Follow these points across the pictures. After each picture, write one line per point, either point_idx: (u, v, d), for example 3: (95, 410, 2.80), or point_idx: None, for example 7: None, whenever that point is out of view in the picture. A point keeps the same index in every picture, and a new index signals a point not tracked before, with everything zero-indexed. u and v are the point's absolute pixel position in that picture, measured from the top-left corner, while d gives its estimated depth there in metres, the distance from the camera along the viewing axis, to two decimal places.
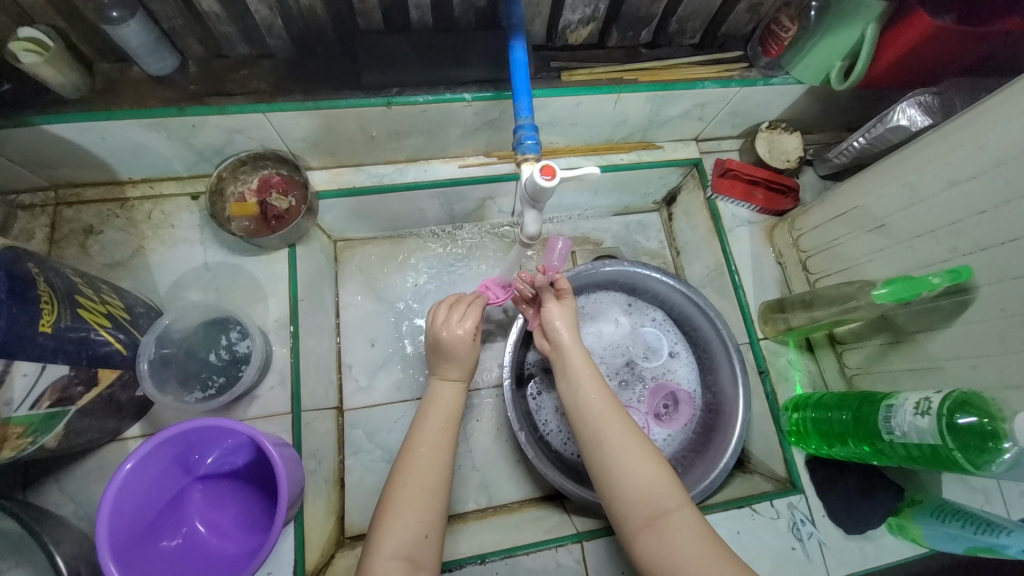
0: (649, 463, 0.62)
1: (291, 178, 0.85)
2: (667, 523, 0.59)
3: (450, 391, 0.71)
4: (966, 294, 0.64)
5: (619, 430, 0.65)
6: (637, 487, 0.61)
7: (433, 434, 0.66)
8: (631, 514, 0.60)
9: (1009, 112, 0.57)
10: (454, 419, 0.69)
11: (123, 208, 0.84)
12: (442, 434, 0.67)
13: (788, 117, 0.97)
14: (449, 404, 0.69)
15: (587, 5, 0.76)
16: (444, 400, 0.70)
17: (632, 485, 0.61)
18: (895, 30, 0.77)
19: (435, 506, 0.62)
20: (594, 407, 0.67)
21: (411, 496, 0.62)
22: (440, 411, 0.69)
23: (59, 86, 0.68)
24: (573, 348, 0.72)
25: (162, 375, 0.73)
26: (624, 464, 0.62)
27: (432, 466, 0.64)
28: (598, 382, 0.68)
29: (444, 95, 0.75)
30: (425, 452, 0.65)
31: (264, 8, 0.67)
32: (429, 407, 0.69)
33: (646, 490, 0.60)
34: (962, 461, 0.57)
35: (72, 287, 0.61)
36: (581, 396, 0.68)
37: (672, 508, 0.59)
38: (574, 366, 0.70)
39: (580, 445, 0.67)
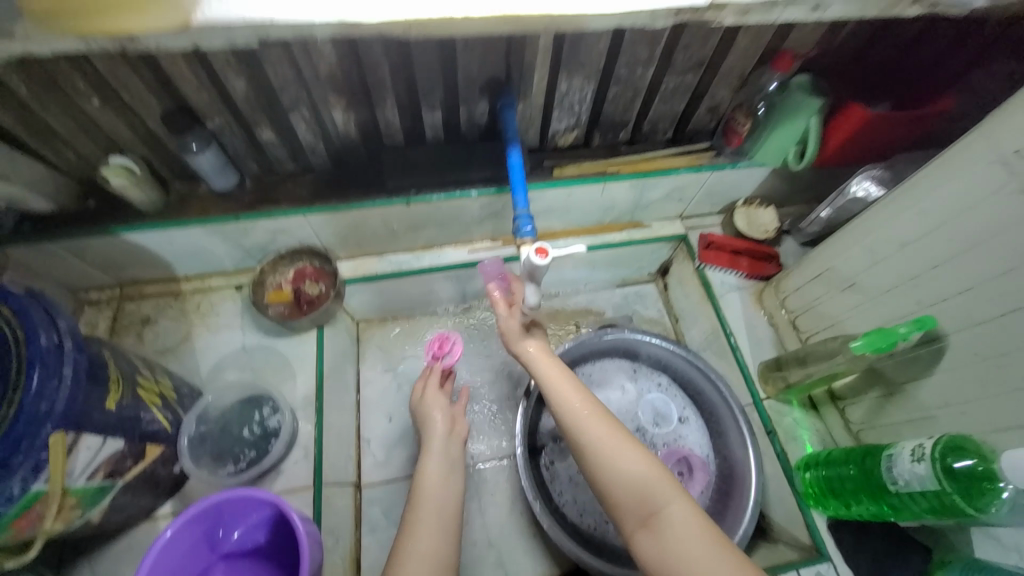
0: (635, 459, 0.62)
1: (322, 268, 0.97)
2: (660, 519, 0.57)
3: (438, 450, 0.78)
4: (939, 342, 0.69)
5: (602, 433, 0.64)
6: (625, 485, 0.60)
7: (431, 491, 0.73)
8: (626, 514, 0.60)
9: (931, 185, 0.66)
10: (449, 476, 0.76)
11: (176, 300, 0.96)
12: (437, 496, 0.72)
13: (761, 194, 1.09)
14: (438, 464, 0.77)
15: (571, 116, 0.92)
16: (433, 463, 0.77)
17: (621, 485, 0.60)
18: (838, 119, 0.90)
19: (446, 561, 0.66)
20: (575, 414, 0.67)
21: (419, 555, 0.65)
22: (432, 469, 0.76)
23: (141, 203, 0.83)
24: (546, 359, 0.74)
25: (198, 450, 0.81)
26: (610, 465, 0.62)
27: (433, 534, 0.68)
28: (574, 388, 0.69)
29: (454, 193, 0.89)
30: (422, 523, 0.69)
31: (310, 135, 0.84)
32: (422, 472, 0.76)
33: (635, 486, 0.60)
34: (966, 506, 0.58)
35: (135, 370, 0.70)
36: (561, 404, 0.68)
37: (661, 505, 0.58)
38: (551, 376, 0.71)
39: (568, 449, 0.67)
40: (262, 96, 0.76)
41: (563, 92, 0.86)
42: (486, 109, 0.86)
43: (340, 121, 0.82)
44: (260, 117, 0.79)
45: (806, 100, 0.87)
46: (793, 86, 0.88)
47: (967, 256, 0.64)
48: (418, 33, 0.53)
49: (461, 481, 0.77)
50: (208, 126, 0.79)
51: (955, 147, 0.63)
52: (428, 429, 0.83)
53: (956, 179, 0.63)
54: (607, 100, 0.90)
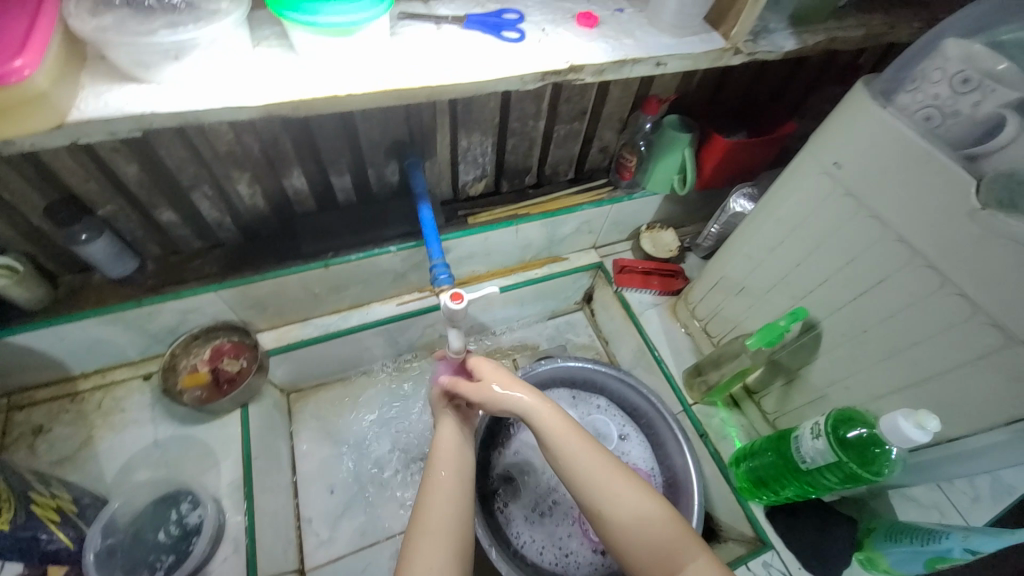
0: (657, 512, 0.61)
1: (241, 341, 0.93)
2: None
3: (453, 425, 0.71)
4: (815, 329, 0.78)
5: (628, 487, 0.62)
6: (649, 541, 0.58)
7: (448, 475, 0.65)
8: (648, 572, 0.58)
9: (779, 197, 0.78)
10: (464, 459, 0.68)
11: (73, 401, 0.87)
12: (458, 469, 0.66)
13: (660, 219, 1.21)
14: (456, 439, 0.70)
15: (477, 168, 0.98)
16: (449, 436, 0.70)
17: (642, 539, 0.59)
18: (706, 149, 1.03)
19: (459, 555, 0.59)
20: (593, 467, 0.63)
21: (432, 548, 0.58)
22: (449, 442, 0.69)
23: (24, 302, 0.76)
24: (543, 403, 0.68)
25: (107, 567, 0.71)
26: (634, 522, 0.59)
27: (452, 513, 0.62)
28: (589, 439, 0.66)
29: (373, 251, 0.91)
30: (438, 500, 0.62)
31: (216, 211, 0.83)
32: (438, 444, 0.69)
33: (659, 542, 0.58)
34: (862, 472, 0.65)
35: (26, 486, 0.62)
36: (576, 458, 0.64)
37: (687, 560, 0.57)
38: (552, 422, 0.66)
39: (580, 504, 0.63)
40: (158, 178, 0.75)
41: (464, 147, 0.92)
42: (394, 169, 0.90)
43: (246, 194, 0.82)
44: (159, 199, 0.78)
45: (677, 135, 0.99)
46: (665, 125, 1.01)
47: (817, 254, 0.75)
48: (308, 111, 0.56)
49: (474, 457, 0.70)
50: (100, 213, 0.76)
51: (791, 165, 0.76)
52: (440, 400, 0.74)
53: (796, 191, 0.75)
54: (507, 151, 0.97)
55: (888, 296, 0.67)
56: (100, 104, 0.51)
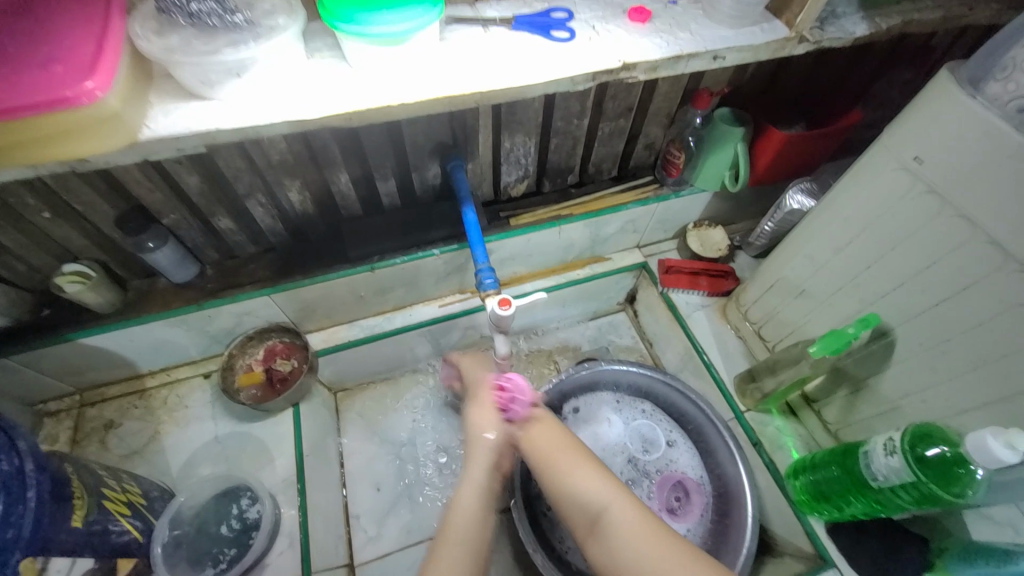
0: (589, 471, 0.66)
1: (294, 343, 0.96)
2: (608, 522, 0.61)
3: (482, 472, 0.69)
4: (888, 336, 0.73)
5: (562, 453, 0.69)
6: (579, 495, 0.64)
7: (468, 524, 0.65)
8: (578, 522, 0.64)
9: (848, 195, 0.73)
10: (486, 509, 0.67)
11: (141, 398, 0.93)
12: (473, 522, 0.65)
13: (708, 216, 1.15)
14: (479, 488, 0.68)
15: (519, 169, 0.97)
16: (472, 484, 0.68)
17: (575, 497, 0.64)
18: (759, 142, 0.98)
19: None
20: (530, 438, 0.71)
21: None
22: (470, 492, 0.67)
23: (98, 305, 0.81)
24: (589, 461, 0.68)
25: (174, 557, 0.75)
26: (566, 481, 0.66)
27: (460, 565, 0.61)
28: (534, 416, 0.74)
29: (417, 254, 0.92)
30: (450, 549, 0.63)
31: (268, 217, 0.85)
32: (461, 492, 0.68)
33: (588, 497, 0.64)
34: (944, 494, 0.60)
35: (99, 482, 0.67)
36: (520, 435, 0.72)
37: (608, 507, 0.62)
38: (594, 480, 0.65)
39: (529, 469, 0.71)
40: (215, 187, 0.78)
41: (507, 149, 0.91)
42: (437, 172, 0.90)
43: (296, 200, 0.84)
44: (216, 207, 0.81)
45: (729, 129, 0.94)
46: (716, 118, 0.96)
47: (893, 255, 0.69)
48: (359, 121, 0.56)
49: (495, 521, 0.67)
50: (163, 222, 0.80)
51: (862, 161, 0.70)
52: (475, 444, 0.72)
53: (868, 187, 0.70)
54: (550, 150, 0.95)
55: (976, 304, 0.61)
56: (166, 121, 0.53)
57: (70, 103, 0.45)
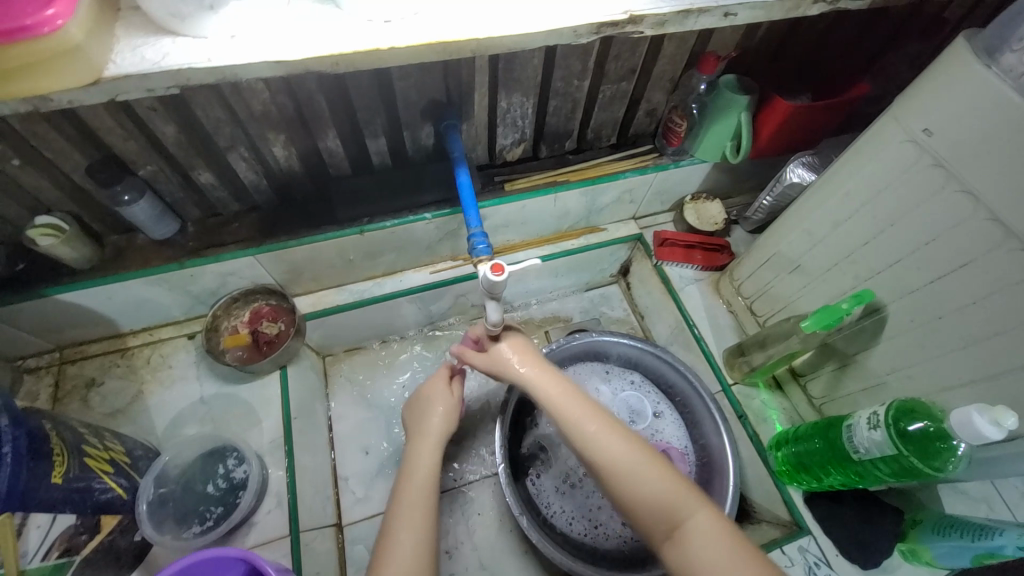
0: (661, 476, 0.62)
1: (279, 305, 0.95)
2: (686, 533, 0.58)
3: (430, 449, 0.73)
4: (879, 313, 0.73)
5: (632, 453, 0.63)
6: (651, 502, 0.60)
7: (416, 494, 0.67)
8: (652, 528, 0.60)
9: (855, 167, 0.70)
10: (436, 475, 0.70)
11: (123, 357, 0.91)
12: (426, 490, 0.68)
13: (706, 189, 1.13)
14: (432, 458, 0.72)
15: (516, 131, 0.93)
16: (421, 466, 0.70)
17: (645, 503, 0.60)
18: (764, 113, 0.95)
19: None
20: (594, 435, 0.66)
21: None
22: (422, 464, 0.71)
23: (73, 260, 0.78)
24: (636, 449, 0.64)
25: (160, 514, 0.76)
26: (637, 486, 0.61)
27: (417, 533, 0.63)
28: (594, 410, 0.68)
29: (408, 218, 0.89)
30: (405, 522, 0.64)
31: (252, 173, 0.82)
32: (411, 464, 0.71)
33: (662, 502, 0.60)
34: (924, 467, 0.62)
35: (80, 439, 0.65)
36: (582, 432, 0.66)
37: (686, 517, 0.58)
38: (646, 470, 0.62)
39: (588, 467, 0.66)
40: (195, 138, 0.74)
41: (504, 109, 0.87)
42: (430, 131, 0.86)
43: (281, 156, 0.80)
44: (196, 160, 0.76)
45: (735, 97, 0.91)
46: (722, 85, 0.93)
47: (893, 231, 0.68)
48: (347, 66, 0.53)
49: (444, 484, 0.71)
50: (140, 174, 0.76)
51: (868, 133, 0.68)
52: (429, 414, 0.77)
53: (876, 160, 0.68)
54: (548, 113, 0.92)
55: (973, 281, 0.61)
56: (136, 58, 0.49)
57: (31, 33, 0.41)
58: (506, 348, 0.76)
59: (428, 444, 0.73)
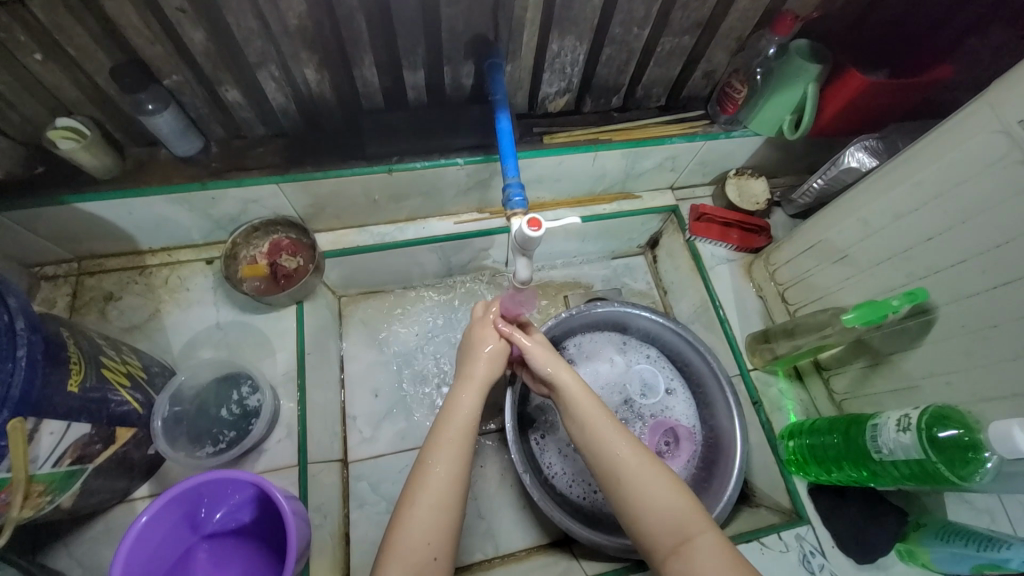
0: (674, 492, 0.62)
1: (299, 240, 0.92)
2: (692, 548, 0.58)
3: (471, 395, 0.70)
4: (928, 314, 0.70)
5: (646, 466, 0.64)
6: (664, 515, 0.61)
7: (453, 434, 0.67)
8: (659, 542, 0.60)
9: (934, 155, 0.65)
10: (474, 420, 0.69)
11: (141, 275, 0.90)
12: (465, 434, 0.67)
13: (753, 165, 1.06)
14: (474, 405, 0.70)
15: (562, 79, 0.87)
16: (463, 412, 0.69)
17: (657, 516, 0.61)
18: (834, 86, 0.87)
19: (446, 525, 0.62)
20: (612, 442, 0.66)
21: (424, 511, 0.61)
22: (464, 413, 0.69)
23: (94, 168, 0.75)
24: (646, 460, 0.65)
25: (174, 432, 0.77)
26: (649, 497, 0.62)
27: (453, 473, 0.64)
28: (610, 421, 0.68)
29: (439, 161, 0.84)
30: (441, 458, 0.65)
31: (281, 95, 0.77)
32: (452, 410, 0.69)
33: (672, 518, 0.60)
34: (949, 474, 0.61)
35: (97, 351, 0.65)
36: (598, 438, 0.67)
37: (696, 533, 0.59)
38: (660, 484, 0.63)
39: (599, 475, 0.66)
40: (223, 49, 0.69)
41: (553, 53, 0.80)
42: (472, 70, 0.80)
43: (313, 79, 0.75)
44: (224, 74, 0.72)
45: (805, 64, 0.83)
46: (793, 50, 0.84)
47: (962, 229, 0.64)
48: None
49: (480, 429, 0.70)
50: (165, 83, 0.72)
51: (952, 120, 0.63)
52: (473, 362, 0.73)
53: (960, 149, 0.62)
54: (600, 62, 0.85)
55: None
56: None
57: None
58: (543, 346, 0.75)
59: (469, 387, 0.71)
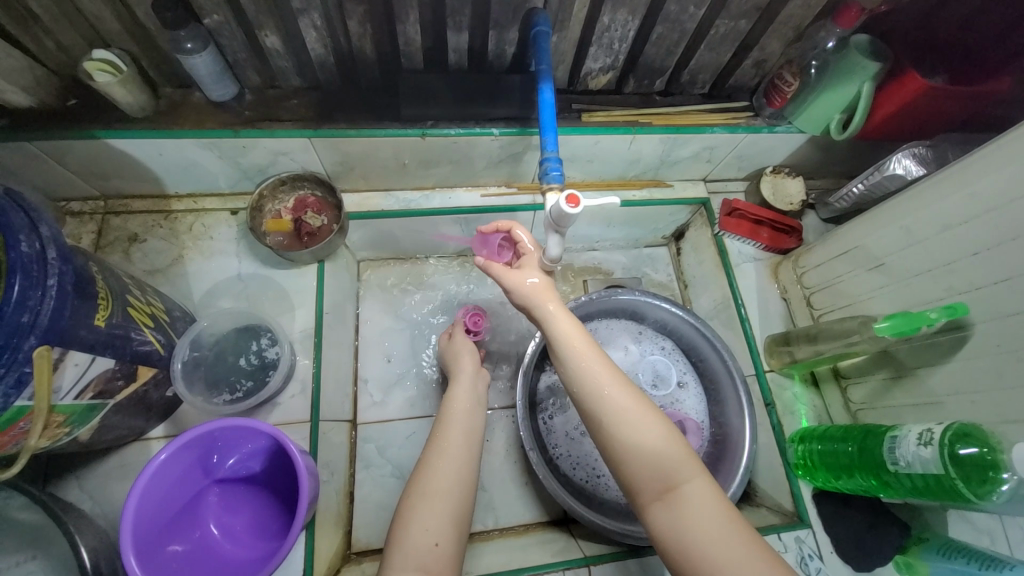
0: (664, 435, 0.58)
1: (325, 199, 0.91)
2: (679, 494, 0.55)
3: (466, 390, 0.76)
4: (963, 330, 0.69)
5: (631, 406, 0.59)
6: (649, 458, 0.57)
7: (455, 424, 0.71)
8: (643, 486, 0.57)
9: (993, 166, 0.63)
10: (474, 411, 0.74)
11: (166, 219, 0.89)
12: (464, 420, 0.72)
13: (791, 164, 1.03)
14: (468, 396, 0.75)
15: (608, 56, 0.84)
16: (458, 405, 0.74)
17: (643, 457, 0.57)
18: (890, 87, 0.83)
19: (455, 513, 0.62)
20: (602, 386, 0.61)
21: (425, 501, 0.62)
22: (460, 401, 0.74)
23: (127, 105, 0.74)
24: (635, 402, 0.60)
25: (191, 377, 0.78)
26: (636, 441, 0.58)
27: (456, 462, 0.66)
28: (602, 354, 0.63)
29: (474, 130, 0.82)
30: (441, 451, 0.67)
31: (320, 46, 0.75)
32: (449, 403, 0.75)
33: (659, 460, 0.57)
34: (966, 491, 0.60)
35: (124, 288, 0.65)
36: (583, 373, 0.62)
37: (683, 480, 0.56)
38: (649, 426, 0.59)
39: (582, 412, 0.62)
40: None
41: (603, 26, 0.77)
42: (517, 37, 0.77)
43: (355, 32, 0.73)
44: (265, 17, 0.70)
45: (864, 61, 0.79)
46: (852, 44, 0.80)
47: (1012, 246, 0.62)
48: None
49: (483, 417, 0.75)
50: (205, 22, 0.70)
51: (1010, 137, 0.61)
52: (460, 365, 0.82)
53: (1022, 161, 0.60)
54: (650, 41, 0.81)
55: None
56: None
57: None
58: (535, 278, 0.68)
59: (465, 384, 0.77)
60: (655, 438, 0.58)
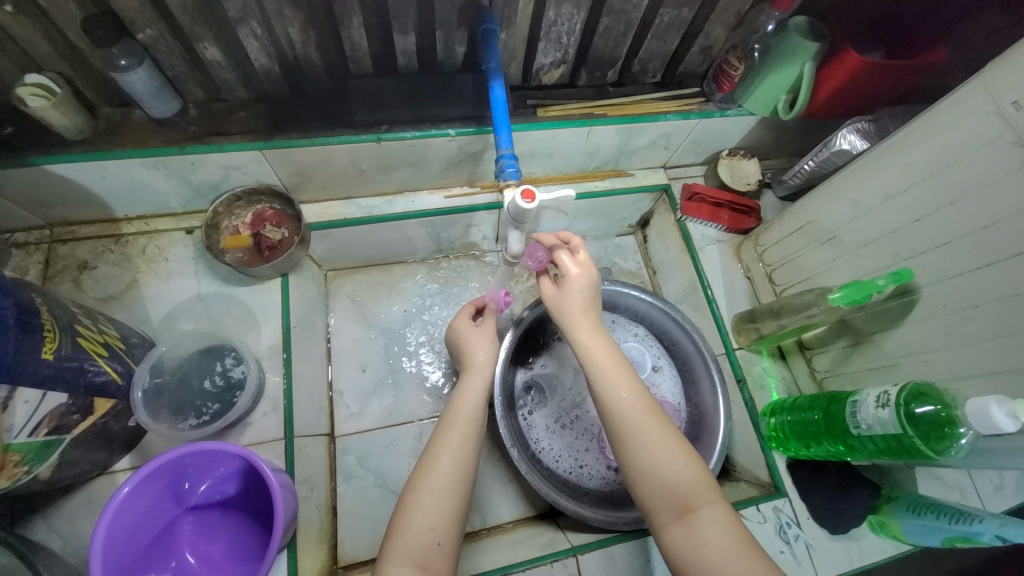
0: (687, 462, 0.59)
1: (284, 211, 0.89)
2: (695, 516, 0.57)
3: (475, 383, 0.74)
4: (911, 295, 0.72)
5: (653, 429, 0.61)
6: (667, 480, 0.58)
7: (460, 417, 0.69)
8: (660, 508, 0.58)
9: (928, 134, 0.65)
10: (480, 406, 0.72)
11: (117, 243, 0.86)
12: (470, 415, 0.70)
13: (746, 146, 1.05)
14: (477, 391, 0.73)
15: (558, 50, 0.84)
16: (467, 401, 0.72)
17: (662, 479, 0.58)
18: (830, 67, 0.86)
19: (453, 510, 0.62)
20: (625, 408, 0.62)
21: (424, 497, 0.61)
22: (468, 396, 0.72)
23: (64, 129, 0.71)
24: (657, 425, 0.61)
25: (154, 404, 0.75)
26: (655, 463, 0.59)
27: (457, 456, 0.65)
28: (629, 376, 0.63)
29: (430, 131, 0.82)
30: (444, 447, 0.66)
31: (264, 56, 0.73)
32: (458, 396, 0.72)
33: (677, 483, 0.58)
34: (925, 448, 0.63)
35: (72, 318, 0.63)
36: (609, 395, 0.63)
37: (701, 504, 0.57)
38: (670, 450, 0.59)
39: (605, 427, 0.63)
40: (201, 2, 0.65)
41: (550, 20, 0.78)
42: (465, 36, 0.77)
43: (297, 39, 0.72)
44: (202, 29, 0.68)
45: (803, 42, 0.82)
46: (791, 27, 0.84)
47: (949, 211, 0.65)
48: None
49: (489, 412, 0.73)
50: (138, 38, 0.68)
51: (949, 101, 0.63)
52: (469, 356, 0.79)
53: (953, 129, 0.63)
54: (597, 33, 0.82)
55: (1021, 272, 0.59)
56: None
57: None
58: (576, 297, 0.68)
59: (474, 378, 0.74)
60: (674, 463, 0.59)
